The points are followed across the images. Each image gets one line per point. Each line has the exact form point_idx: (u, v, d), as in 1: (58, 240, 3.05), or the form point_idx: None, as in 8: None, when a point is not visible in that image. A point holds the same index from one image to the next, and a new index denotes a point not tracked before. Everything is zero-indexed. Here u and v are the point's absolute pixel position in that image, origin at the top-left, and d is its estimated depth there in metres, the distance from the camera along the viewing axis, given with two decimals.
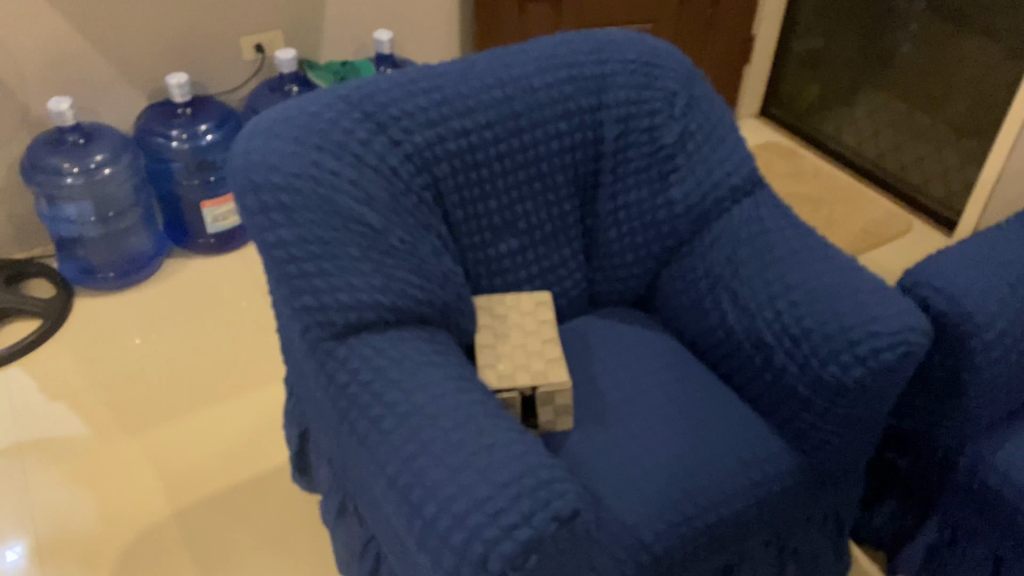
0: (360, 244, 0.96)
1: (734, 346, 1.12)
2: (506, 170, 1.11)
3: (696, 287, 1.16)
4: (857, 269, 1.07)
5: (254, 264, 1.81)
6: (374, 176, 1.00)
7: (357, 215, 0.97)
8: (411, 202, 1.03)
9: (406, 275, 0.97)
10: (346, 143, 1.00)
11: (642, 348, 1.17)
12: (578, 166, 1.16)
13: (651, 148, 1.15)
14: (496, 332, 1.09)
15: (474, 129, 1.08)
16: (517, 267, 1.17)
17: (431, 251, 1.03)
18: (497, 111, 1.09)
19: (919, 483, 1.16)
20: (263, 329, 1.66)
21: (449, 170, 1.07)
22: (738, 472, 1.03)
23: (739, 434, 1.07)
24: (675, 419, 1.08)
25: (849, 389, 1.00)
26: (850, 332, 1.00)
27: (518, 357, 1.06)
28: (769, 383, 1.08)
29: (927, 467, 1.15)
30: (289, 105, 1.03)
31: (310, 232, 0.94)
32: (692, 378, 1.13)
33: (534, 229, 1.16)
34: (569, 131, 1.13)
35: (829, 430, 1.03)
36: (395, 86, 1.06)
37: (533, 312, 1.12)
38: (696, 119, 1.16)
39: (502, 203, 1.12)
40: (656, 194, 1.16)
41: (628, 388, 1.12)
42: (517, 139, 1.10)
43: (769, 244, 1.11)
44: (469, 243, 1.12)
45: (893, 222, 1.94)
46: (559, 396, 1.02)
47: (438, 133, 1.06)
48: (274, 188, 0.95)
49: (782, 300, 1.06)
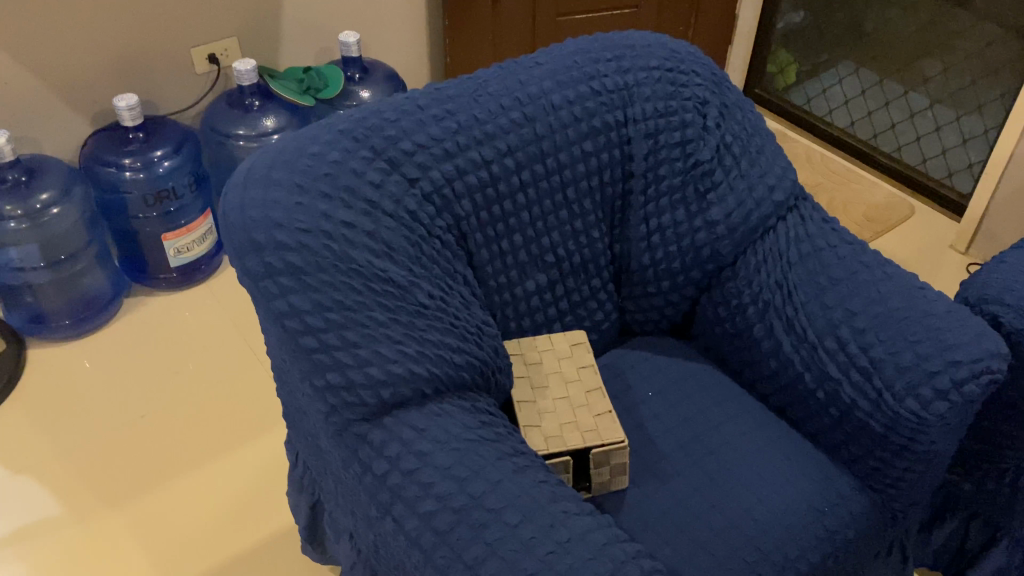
0: (386, 306, 0.83)
1: (791, 377, 1.03)
2: (531, 201, 0.99)
3: (742, 314, 1.06)
4: (922, 288, 0.98)
5: (227, 296, 1.65)
6: (391, 223, 0.87)
7: (377, 271, 0.84)
8: (434, 249, 0.90)
9: (440, 337, 0.85)
10: (357, 188, 0.87)
11: (687, 384, 1.07)
12: (605, 189, 1.04)
13: (685, 164, 1.04)
14: (533, 383, 0.97)
15: (494, 158, 0.95)
16: (545, 304, 1.05)
17: (460, 303, 0.91)
18: (517, 136, 0.96)
19: (986, 505, 1.09)
20: (244, 370, 1.51)
21: (470, 207, 0.94)
22: (812, 522, 0.94)
23: (807, 476, 0.98)
24: (736, 465, 0.98)
25: (931, 424, 0.91)
26: (927, 361, 0.91)
27: (562, 412, 0.94)
28: (835, 418, 0.99)
29: (995, 488, 1.07)
30: (285, 145, 0.90)
31: (328, 297, 0.81)
32: (745, 414, 1.04)
33: (562, 262, 1.04)
34: (595, 151, 1.01)
35: (906, 467, 0.95)
36: (403, 115, 0.93)
37: (570, 356, 1.00)
38: (731, 129, 1.06)
39: (527, 238, 1.00)
40: (693, 215, 1.05)
41: (681, 434, 1.01)
42: (541, 165, 0.98)
43: (822, 265, 1.01)
44: (494, 284, 1.00)
45: (893, 206, 1.87)
46: (615, 455, 0.91)
47: (456, 166, 0.93)
48: (280, 247, 0.82)
49: (845, 327, 0.97)
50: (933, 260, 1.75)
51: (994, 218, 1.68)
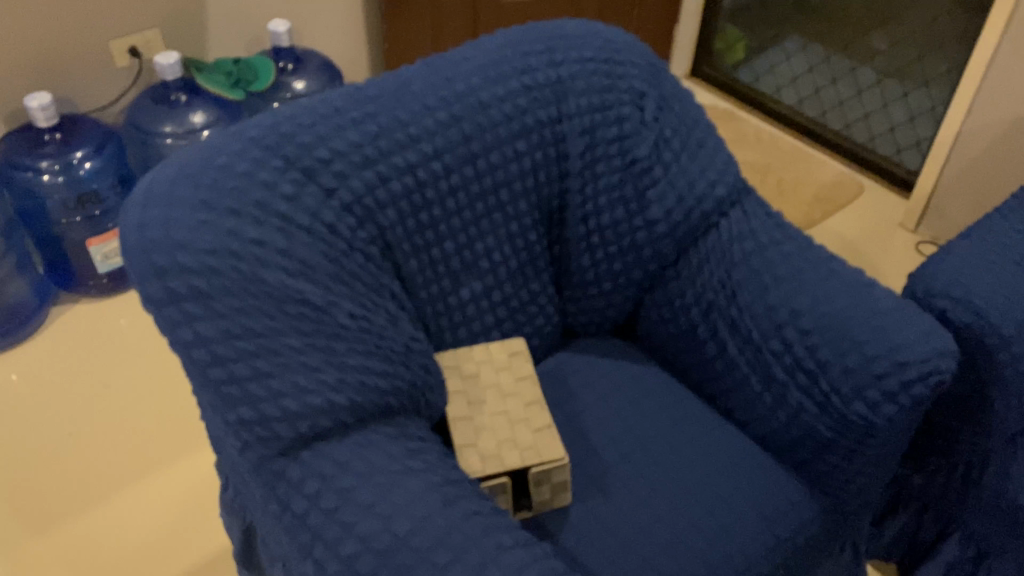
0: (302, 330, 0.78)
1: (737, 379, 0.99)
2: (460, 207, 0.94)
3: (686, 315, 1.02)
4: (870, 284, 0.94)
5: None
6: (307, 238, 0.82)
7: (292, 293, 0.78)
8: (355, 264, 0.85)
9: (363, 360, 0.79)
10: (269, 202, 0.81)
11: (631, 390, 1.03)
12: (541, 189, 0.99)
13: (622, 161, 0.99)
14: (469, 399, 0.93)
15: (419, 163, 0.89)
16: (482, 312, 1.00)
17: (387, 319, 0.85)
18: (443, 138, 0.91)
19: (938, 499, 1.07)
20: (177, 381, 1.44)
21: (396, 216, 0.89)
22: (760, 532, 0.91)
23: (756, 482, 0.95)
24: (683, 474, 0.95)
25: (878, 428, 0.89)
26: (873, 363, 0.88)
27: (499, 428, 0.90)
28: (783, 422, 0.95)
29: (946, 482, 1.05)
30: (192, 157, 0.84)
31: (238, 323, 0.76)
32: (692, 419, 1.00)
33: (498, 267, 0.99)
34: (528, 151, 0.96)
35: (856, 470, 0.92)
36: (319, 120, 0.87)
37: (508, 368, 0.96)
38: (670, 123, 1.01)
39: (458, 245, 0.95)
40: (633, 213, 1.00)
41: (625, 443, 0.97)
42: (470, 167, 0.93)
43: (767, 263, 0.97)
44: (425, 295, 0.94)
45: (842, 185, 1.84)
46: (556, 473, 0.87)
47: (378, 173, 0.87)
48: (183, 270, 0.76)
49: (790, 328, 0.94)
50: (880, 238, 1.72)
51: (942, 196, 1.65)
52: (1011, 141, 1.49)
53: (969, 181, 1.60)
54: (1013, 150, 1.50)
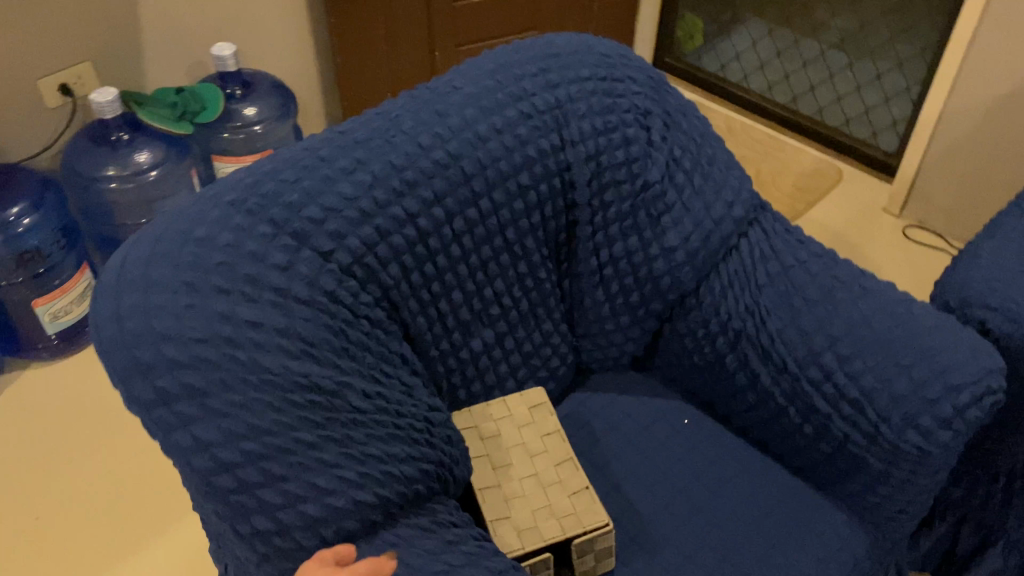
0: (316, 421, 0.69)
1: (772, 411, 0.93)
2: (466, 253, 0.85)
3: (711, 345, 0.95)
4: (905, 301, 0.89)
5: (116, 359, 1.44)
6: (307, 312, 0.72)
7: (298, 379, 0.69)
8: (362, 333, 0.76)
9: (384, 447, 0.71)
10: (260, 276, 0.71)
11: (659, 428, 0.97)
12: (547, 224, 0.91)
13: (633, 186, 0.91)
14: (494, 462, 0.85)
15: (420, 211, 0.80)
16: (495, 361, 0.92)
17: (402, 392, 0.77)
18: (443, 179, 0.81)
19: (977, 509, 1.04)
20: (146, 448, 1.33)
21: (399, 272, 0.80)
22: (817, 574, 0.85)
23: (802, 521, 0.89)
24: (725, 519, 0.89)
25: (933, 455, 0.83)
26: (924, 389, 0.83)
27: (532, 495, 0.82)
28: (828, 454, 0.90)
29: (985, 492, 1.02)
30: (165, 229, 0.74)
31: (240, 423, 0.67)
32: (726, 457, 0.95)
33: (508, 313, 0.91)
34: (533, 184, 0.87)
35: (907, 499, 0.87)
36: (305, 173, 0.77)
37: (531, 423, 0.88)
38: (678, 140, 0.94)
39: (466, 295, 0.87)
40: (648, 242, 0.93)
41: (661, 491, 0.91)
42: (473, 209, 0.84)
43: (795, 285, 0.91)
44: (436, 353, 0.86)
45: (821, 172, 1.81)
46: (599, 540, 0.80)
47: (376, 228, 0.78)
48: (172, 366, 0.67)
49: (829, 355, 0.87)
50: (868, 226, 1.69)
51: (925, 179, 1.62)
52: (993, 120, 1.46)
53: (951, 163, 1.56)
54: (995, 130, 1.46)
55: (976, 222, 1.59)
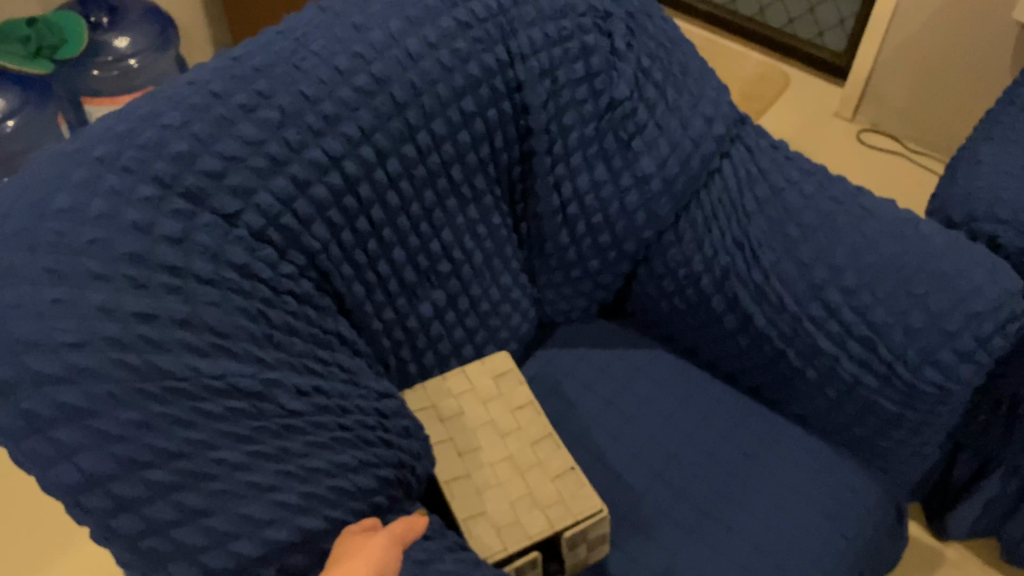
0: (241, 434, 0.54)
1: (767, 356, 0.82)
2: (406, 201, 0.70)
3: (693, 285, 0.83)
4: (912, 220, 0.77)
5: None
6: (214, 294, 0.57)
7: (212, 383, 0.54)
8: (288, 313, 0.61)
9: (330, 456, 0.57)
10: (146, 252, 0.55)
11: (641, 384, 0.85)
12: (499, 158, 0.76)
13: (596, 106, 0.77)
14: (460, 448, 0.72)
15: (345, 153, 0.64)
16: (449, 327, 0.78)
17: (345, 382, 0.63)
18: (369, 112, 0.65)
19: (978, 435, 0.95)
20: None
21: (327, 231, 0.65)
22: (831, 536, 0.76)
23: (812, 476, 0.79)
24: (725, 484, 0.78)
25: (955, 393, 0.73)
26: (942, 320, 0.72)
27: (509, 484, 0.70)
28: (833, 399, 0.79)
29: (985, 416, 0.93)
30: (15, 198, 0.56)
31: (142, 446, 0.51)
32: (720, 410, 0.84)
33: (462, 267, 0.77)
34: (480, 111, 0.72)
35: (922, 441, 0.78)
36: (193, 114, 0.60)
37: (498, 396, 0.75)
38: (645, 48, 0.79)
39: (410, 252, 0.72)
40: (618, 171, 0.79)
41: (651, 459, 0.80)
42: (411, 146, 0.68)
43: (788, 210, 0.79)
44: (379, 325, 0.72)
45: (766, 78, 1.70)
46: (593, 529, 0.69)
47: (292, 178, 0.62)
48: (38, 383, 0.50)
49: (832, 288, 0.76)
50: (819, 133, 1.60)
51: (880, 78, 1.52)
52: (951, 10, 1.34)
53: (908, 60, 1.46)
54: (955, 21, 1.35)
55: (936, 121, 1.49)
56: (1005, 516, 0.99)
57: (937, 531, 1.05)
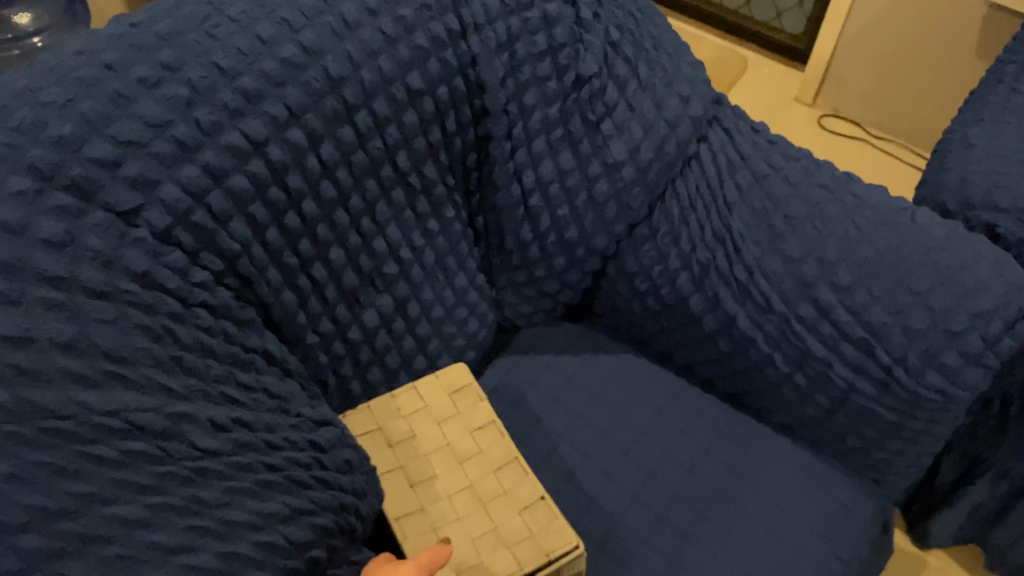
0: (142, 484, 0.44)
1: (753, 361, 0.74)
2: (344, 194, 0.60)
3: (668, 283, 0.75)
4: (908, 210, 0.69)
5: None
6: (107, 310, 0.46)
7: (103, 423, 0.44)
8: (200, 329, 0.51)
9: (255, 506, 0.47)
10: (16, 260, 0.44)
11: (613, 395, 0.78)
12: (452, 143, 0.66)
13: (560, 84, 0.68)
14: (411, 477, 0.63)
15: (270, 137, 0.54)
16: (398, 336, 0.69)
17: (275, 411, 0.53)
18: (298, 88, 0.55)
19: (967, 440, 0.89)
20: None
21: (249, 230, 0.54)
22: (825, 559, 0.68)
23: (804, 491, 0.72)
24: (709, 504, 0.71)
25: (959, 399, 0.66)
26: (945, 319, 0.64)
27: (469, 519, 0.61)
28: (825, 408, 0.71)
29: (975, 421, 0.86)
30: None
31: (13, 506, 0.39)
32: (699, 421, 0.76)
33: (411, 267, 0.67)
34: (429, 88, 0.62)
35: (922, 451, 0.71)
36: (80, 90, 0.49)
37: (455, 416, 0.67)
38: (614, 19, 0.70)
39: (350, 253, 0.62)
40: (585, 157, 0.70)
41: (627, 479, 0.72)
42: (348, 129, 0.58)
43: (772, 200, 0.70)
44: (315, 338, 0.62)
45: (724, 62, 1.65)
46: (566, 567, 0.61)
47: (205, 167, 0.51)
48: None
49: (824, 286, 0.68)
50: (779, 118, 1.54)
51: (841, 61, 1.46)
52: None
53: (869, 43, 1.40)
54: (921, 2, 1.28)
55: (899, 105, 1.44)
56: (992, 522, 0.92)
57: (918, 539, 0.99)
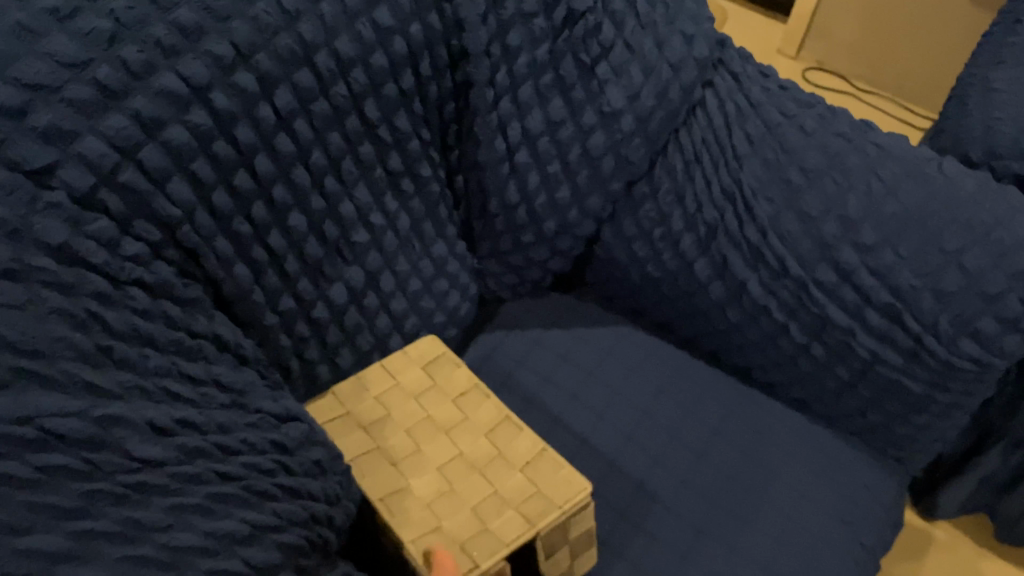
0: (65, 508, 0.34)
1: (765, 331, 0.66)
2: (304, 149, 0.51)
3: (669, 247, 0.68)
4: (934, 159, 0.61)
5: None
6: (17, 293, 0.37)
7: (13, 433, 0.34)
8: (134, 313, 0.42)
9: (207, 526, 0.38)
10: None
11: (610, 372, 0.71)
12: (427, 91, 0.58)
13: (549, 22, 0.60)
14: (391, 456, 0.56)
15: (214, 81, 0.45)
16: (370, 314, 0.60)
17: (229, 407, 0.44)
18: (246, 23, 0.46)
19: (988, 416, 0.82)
20: None
21: (191, 193, 0.46)
22: (848, 544, 0.62)
23: (822, 472, 0.66)
24: (721, 489, 0.64)
25: (995, 367, 0.58)
26: (982, 280, 0.56)
27: (464, 488, 0.54)
28: (845, 381, 0.64)
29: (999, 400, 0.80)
30: None
31: None
32: (704, 398, 0.70)
33: (383, 234, 0.59)
34: (400, 26, 0.53)
35: (949, 426, 0.64)
36: None
37: (433, 387, 0.60)
38: None
39: (313, 218, 0.53)
40: (578, 106, 0.62)
41: (630, 466, 0.66)
42: (307, 73, 0.49)
43: (786, 150, 0.62)
44: (274, 319, 0.53)
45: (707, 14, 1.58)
46: (579, 522, 0.54)
47: (136, 117, 0.42)
48: None
49: (847, 247, 0.60)
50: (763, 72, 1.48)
51: (827, 11, 1.39)
52: None
53: None
54: None
55: (885, 58, 1.38)
56: (1002, 491, 0.88)
57: (924, 512, 0.95)
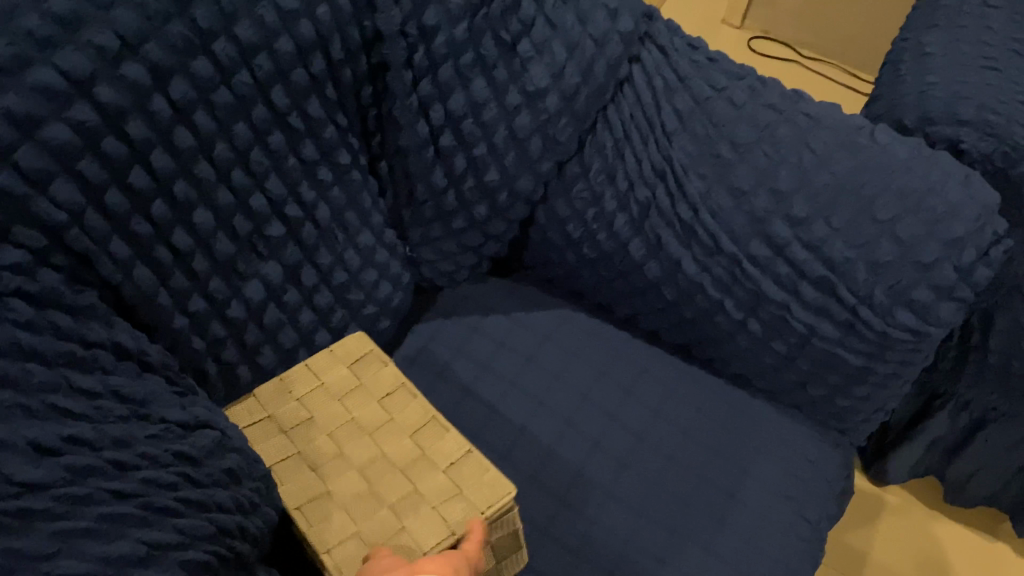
0: None
1: (702, 309, 0.65)
2: (206, 142, 0.48)
3: (602, 226, 0.66)
4: (866, 127, 0.59)
5: None
6: None
7: None
8: (17, 326, 0.40)
9: (98, 550, 0.36)
10: None
11: (548, 358, 0.70)
12: (341, 75, 0.55)
13: None
14: (311, 461, 0.54)
15: (97, 74, 0.42)
16: (292, 310, 0.59)
17: (128, 418, 0.43)
18: (131, 10, 0.43)
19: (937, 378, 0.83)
20: None
21: (78, 194, 0.43)
22: (791, 522, 0.62)
23: (763, 449, 0.65)
24: (661, 471, 0.63)
25: (931, 337, 0.58)
26: (915, 250, 0.55)
27: (386, 492, 0.53)
28: (782, 357, 0.63)
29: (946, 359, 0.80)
30: None
31: None
32: (644, 380, 0.69)
33: (301, 226, 0.57)
34: (305, 8, 0.51)
35: (889, 396, 0.64)
36: None
37: (357, 387, 0.58)
38: None
39: (221, 214, 0.51)
40: (502, 86, 0.60)
41: (570, 452, 0.65)
42: (204, 62, 0.47)
43: (716, 124, 0.60)
44: (185, 321, 0.51)
45: None
46: (501, 525, 0.53)
47: (8, 115, 0.39)
48: None
49: (779, 220, 0.58)
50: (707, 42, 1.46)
51: None
52: None
53: None
54: None
55: (828, 22, 1.37)
56: (948, 458, 0.88)
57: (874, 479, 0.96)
